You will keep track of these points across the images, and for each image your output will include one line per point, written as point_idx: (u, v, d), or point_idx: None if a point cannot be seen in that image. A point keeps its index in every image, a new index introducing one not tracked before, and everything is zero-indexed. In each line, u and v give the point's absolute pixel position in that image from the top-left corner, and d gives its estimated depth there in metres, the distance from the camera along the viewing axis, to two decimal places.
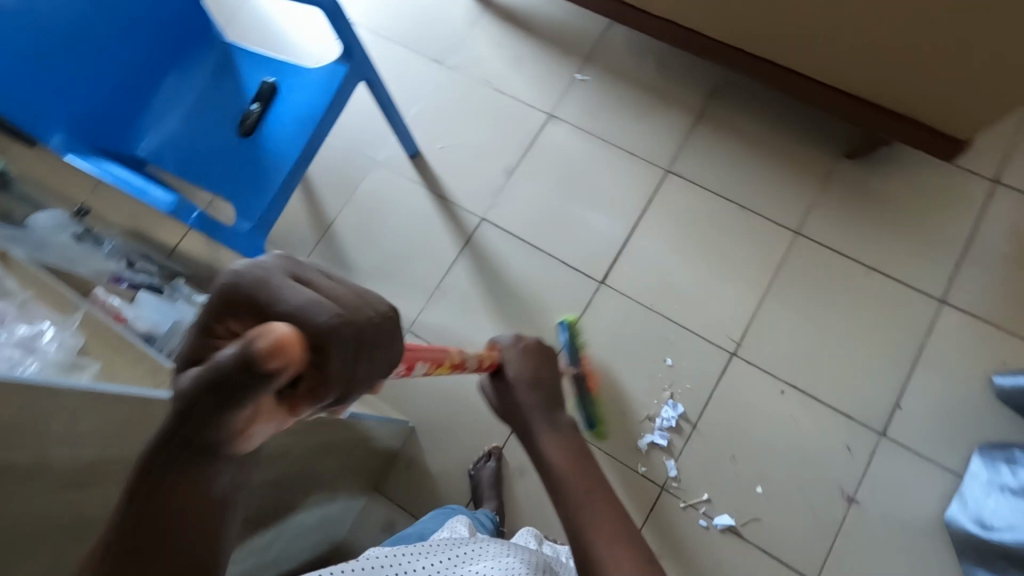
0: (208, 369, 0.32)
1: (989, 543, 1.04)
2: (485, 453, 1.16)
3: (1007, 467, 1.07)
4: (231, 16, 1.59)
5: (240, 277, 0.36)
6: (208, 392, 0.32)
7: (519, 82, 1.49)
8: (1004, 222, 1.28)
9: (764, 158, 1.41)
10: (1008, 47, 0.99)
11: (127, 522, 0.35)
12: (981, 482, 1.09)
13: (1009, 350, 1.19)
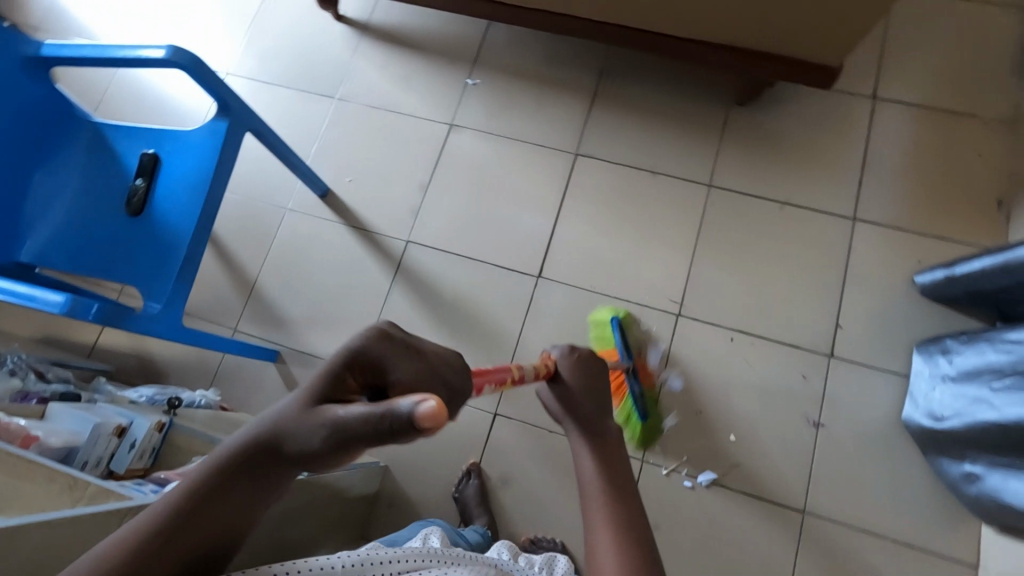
0: (375, 413, 0.46)
1: (945, 433, 1.06)
2: (467, 473, 1.25)
3: (944, 358, 1.11)
4: (98, 94, 1.48)
5: (373, 348, 0.55)
6: (369, 428, 0.47)
7: (414, 100, 1.53)
8: (890, 134, 1.39)
9: (661, 121, 1.45)
10: None
11: (219, 501, 0.49)
12: (926, 378, 1.13)
13: (917, 248, 1.31)
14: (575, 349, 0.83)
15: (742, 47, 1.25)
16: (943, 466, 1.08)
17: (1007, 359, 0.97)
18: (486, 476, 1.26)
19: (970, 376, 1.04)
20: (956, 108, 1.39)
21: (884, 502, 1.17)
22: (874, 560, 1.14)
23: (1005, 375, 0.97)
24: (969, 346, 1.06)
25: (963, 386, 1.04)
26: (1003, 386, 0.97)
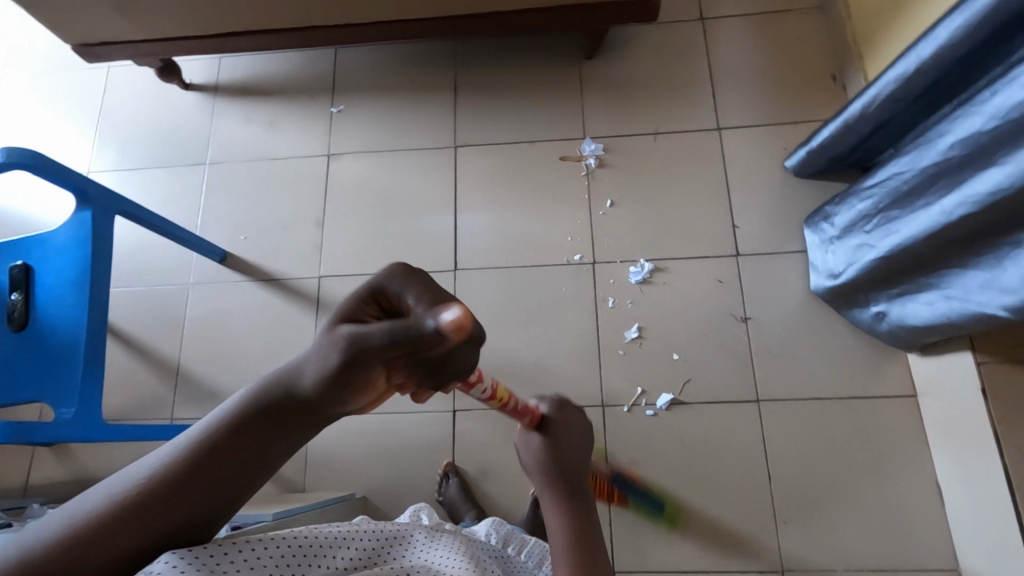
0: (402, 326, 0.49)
1: (845, 287, 1.15)
2: (445, 474, 1.25)
3: (827, 222, 1.21)
4: None
5: (392, 283, 0.53)
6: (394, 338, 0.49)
7: (287, 142, 1.54)
8: (726, 46, 1.51)
9: (524, 92, 1.51)
10: None
11: (195, 470, 0.49)
12: (819, 245, 1.22)
13: (780, 137, 1.42)
14: (564, 402, 0.75)
15: (569, 4, 1.33)
16: (857, 316, 1.17)
17: (869, 203, 1.07)
18: (464, 471, 1.27)
19: (849, 230, 1.13)
20: (773, 8, 1.52)
21: (823, 366, 1.25)
22: (832, 420, 1.23)
23: (872, 218, 1.06)
24: (842, 203, 1.16)
25: (847, 240, 1.14)
26: (873, 227, 1.06)
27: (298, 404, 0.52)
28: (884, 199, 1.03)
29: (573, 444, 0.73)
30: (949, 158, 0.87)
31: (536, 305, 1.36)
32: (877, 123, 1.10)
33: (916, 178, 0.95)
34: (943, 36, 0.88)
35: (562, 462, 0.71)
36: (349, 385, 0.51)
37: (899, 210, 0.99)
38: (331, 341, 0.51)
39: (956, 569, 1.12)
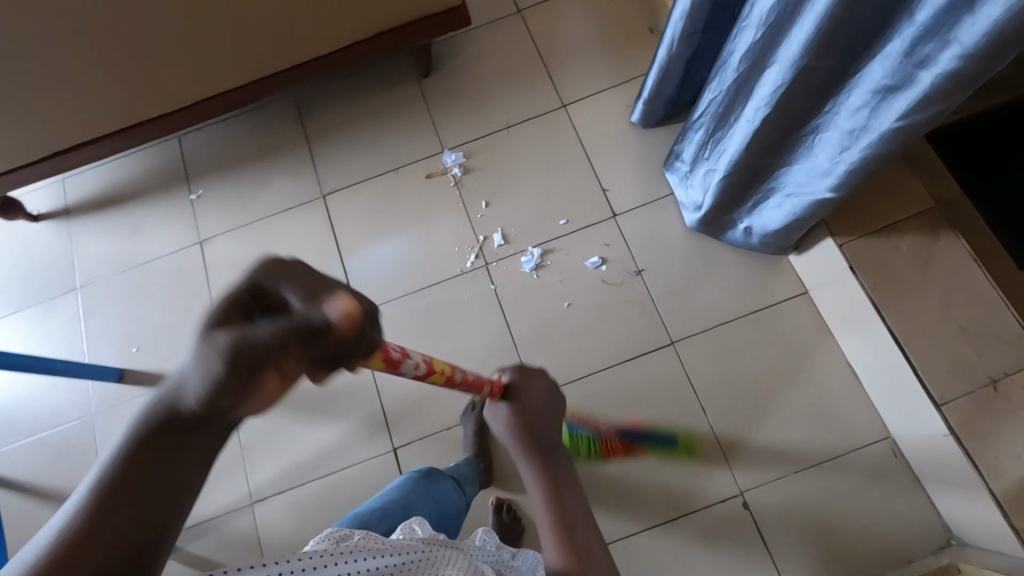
0: (288, 321, 0.48)
1: (712, 213, 1.20)
2: (472, 404, 1.28)
3: (678, 160, 1.27)
4: None
5: (266, 278, 0.51)
6: (281, 335, 0.48)
7: (155, 242, 1.50)
8: (548, 28, 1.57)
9: (374, 125, 1.54)
10: None
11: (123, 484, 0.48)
12: (680, 182, 1.28)
13: (621, 97, 1.49)
14: (524, 368, 0.88)
15: (383, 31, 1.37)
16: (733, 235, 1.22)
17: (702, 132, 1.12)
18: (484, 407, 1.29)
19: (695, 160, 1.19)
20: None
21: (720, 291, 1.32)
22: (742, 338, 1.29)
23: (707, 144, 1.12)
24: (681, 139, 1.22)
25: (698, 170, 1.19)
26: (711, 150, 1.12)
27: (192, 419, 0.51)
28: (708, 124, 1.09)
29: (538, 401, 0.84)
30: (738, 72, 0.93)
31: (445, 322, 1.37)
32: (686, 57, 1.17)
33: (723, 97, 1.01)
34: None
35: (530, 420, 0.82)
36: (230, 397, 0.50)
37: (724, 130, 1.06)
38: (211, 348, 0.48)
39: (889, 435, 1.19)
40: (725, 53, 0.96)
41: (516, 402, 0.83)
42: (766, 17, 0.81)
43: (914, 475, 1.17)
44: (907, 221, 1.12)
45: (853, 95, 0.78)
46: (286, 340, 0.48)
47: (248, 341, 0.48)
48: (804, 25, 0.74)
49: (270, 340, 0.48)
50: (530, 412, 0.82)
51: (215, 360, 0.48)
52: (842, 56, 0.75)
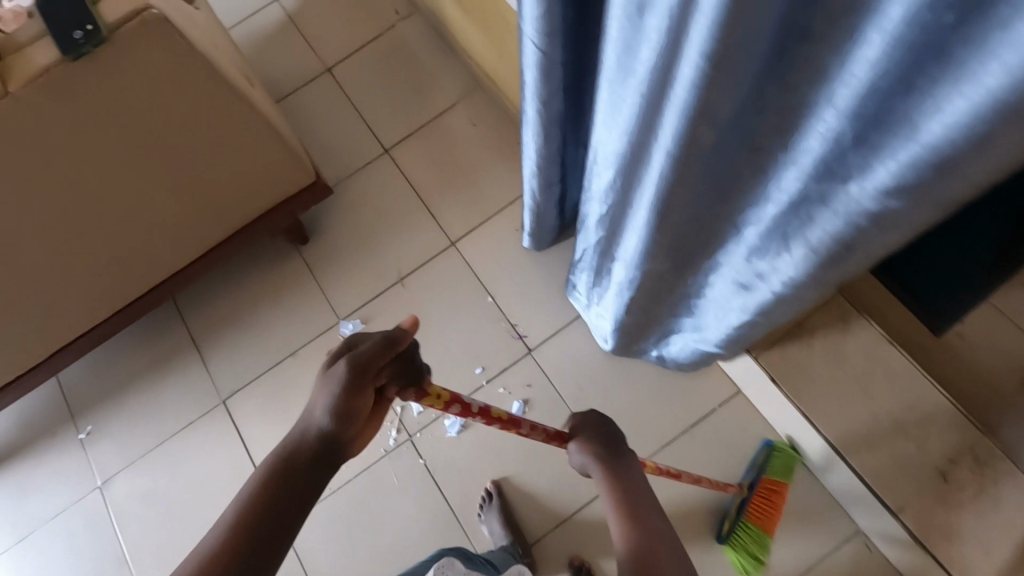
0: (388, 338, 0.60)
1: (620, 349, 1.10)
2: (487, 492, 1.23)
3: (573, 288, 1.17)
4: None
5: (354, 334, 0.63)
6: (390, 348, 0.59)
7: (51, 497, 1.35)
8: (418, 163, 1.51)
9: (262, 308, 1.43)
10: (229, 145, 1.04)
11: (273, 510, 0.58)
12: (583, 307, 1.18)
13: (509, 221, 1.44)
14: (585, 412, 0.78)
15: (243, 225, 1.24)
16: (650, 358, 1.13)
17: (586, 274, 1.04)
18: (504, 498, 1.23)
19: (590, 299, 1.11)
20: (440, 108, 1.54)
21: (654, 409, 1.26)
22: (690, 456, 1.22)
23: (595, 288, 1.05)
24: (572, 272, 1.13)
25: (591, 302, 1.10)
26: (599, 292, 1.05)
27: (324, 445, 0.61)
28: (588, 268, 1.02)
29: (602, 445, 0.74)
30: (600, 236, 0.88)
31: (382, 514, 1.26)
32: (553, 198, 1.11)
33: (593, 253, 0.94)
34: (530, 135, 0.89)
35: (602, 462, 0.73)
36: (340, 420, 0.59)
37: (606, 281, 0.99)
38: (329, 378, 0.59)
39: (859, 528, 1.15)
40: (584, 215, 0.90)
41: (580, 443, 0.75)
42: (607, 195, 0.77)
43: (891, 565, 1.12)
44: (813, 316, 1.08)
45: (709, 281, 0.74)
46: (391, 356, 0.60)
47: (357, 358, 0.58)
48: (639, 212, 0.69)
49: (376, 348, 0.59)
50: (597, 450, 0.74)
51: (335, 387, 0.58)
52: (683, 253, 0.71)
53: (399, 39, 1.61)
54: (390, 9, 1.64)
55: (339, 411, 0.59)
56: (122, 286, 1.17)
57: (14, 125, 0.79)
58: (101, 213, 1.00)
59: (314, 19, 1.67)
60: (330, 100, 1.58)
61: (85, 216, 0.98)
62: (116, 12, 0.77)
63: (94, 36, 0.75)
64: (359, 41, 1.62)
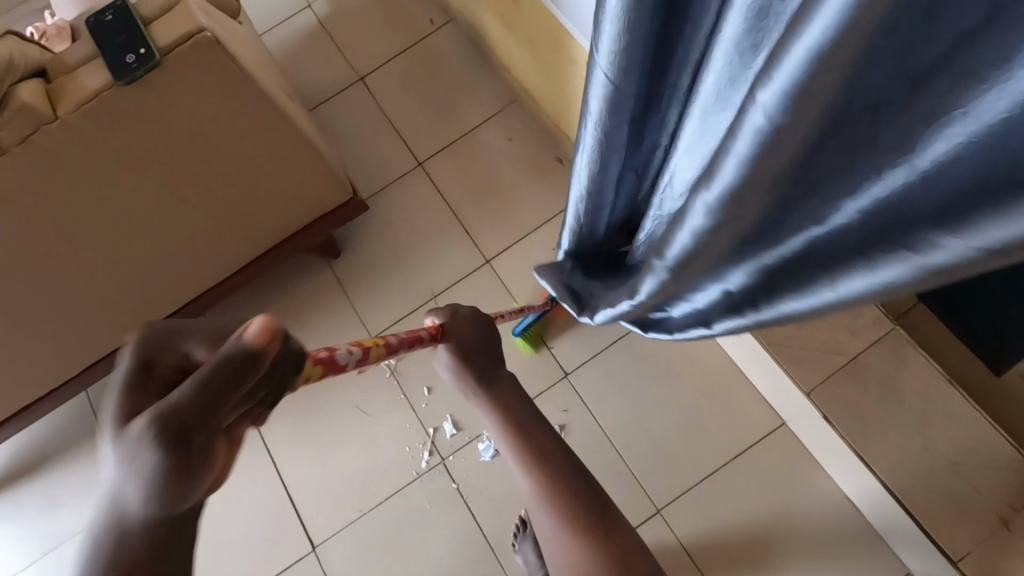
0: (222, 364, 0.39)
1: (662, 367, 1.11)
2: (521, 520, 1.21)
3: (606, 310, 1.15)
4: None
5: (150, 347, 0.42)
6: (226, 376, 0.39)
7: (77, 512, 1.33)
8: (452, 178, 1.48)
9: (293, 324, 1.40)
10: (272, 166, 1.02)
11: None
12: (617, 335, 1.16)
13: (545, 240, 1.41)
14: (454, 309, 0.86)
15: (277, 242, 1.21)
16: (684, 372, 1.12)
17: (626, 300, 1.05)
18: None
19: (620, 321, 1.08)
20: (475, 121, 1.51)
21: (696, 439, 1.22)
22: (731, 489, 1.19)
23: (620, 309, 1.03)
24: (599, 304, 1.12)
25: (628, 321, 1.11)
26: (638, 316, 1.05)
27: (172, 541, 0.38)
28: (618, 283, 1.00)
29: (467, 335, 0.83)
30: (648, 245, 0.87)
31: (413, 539, 1.24)
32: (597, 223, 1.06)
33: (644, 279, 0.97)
34: (584, 160, 0.85)
35: (464, 350, 0.82)
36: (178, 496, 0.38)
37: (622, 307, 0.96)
38: (130, 457, 0.36)
39: (909, 571, 1.10)
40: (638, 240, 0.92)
41: (449, 341, 0.81)
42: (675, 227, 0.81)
43: None
44: (869, 352, 1.04)
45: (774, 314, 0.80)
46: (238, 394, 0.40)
47: (176, 415, 0.37)
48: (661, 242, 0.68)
49: (196, 396, 0.38)
50: (464, 340, 0.82)
51: (148, 461, 0.36)
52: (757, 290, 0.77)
53: (434, 49, 1.58)
54: (425, 18, 1.61)
55: (169, 493, 0.37)
56: (155, 304, 1.14)
57: (61, 150, 0.77)
58: (141, 234, 0.97)
59: (348, 26, 1.64)
60: (363, 110, 1.56)
61: (126, 237, 0.96)
62: (168, 36, 0.74)
63: (146, 61, 0.73)
64: (393, 51, 1.59)
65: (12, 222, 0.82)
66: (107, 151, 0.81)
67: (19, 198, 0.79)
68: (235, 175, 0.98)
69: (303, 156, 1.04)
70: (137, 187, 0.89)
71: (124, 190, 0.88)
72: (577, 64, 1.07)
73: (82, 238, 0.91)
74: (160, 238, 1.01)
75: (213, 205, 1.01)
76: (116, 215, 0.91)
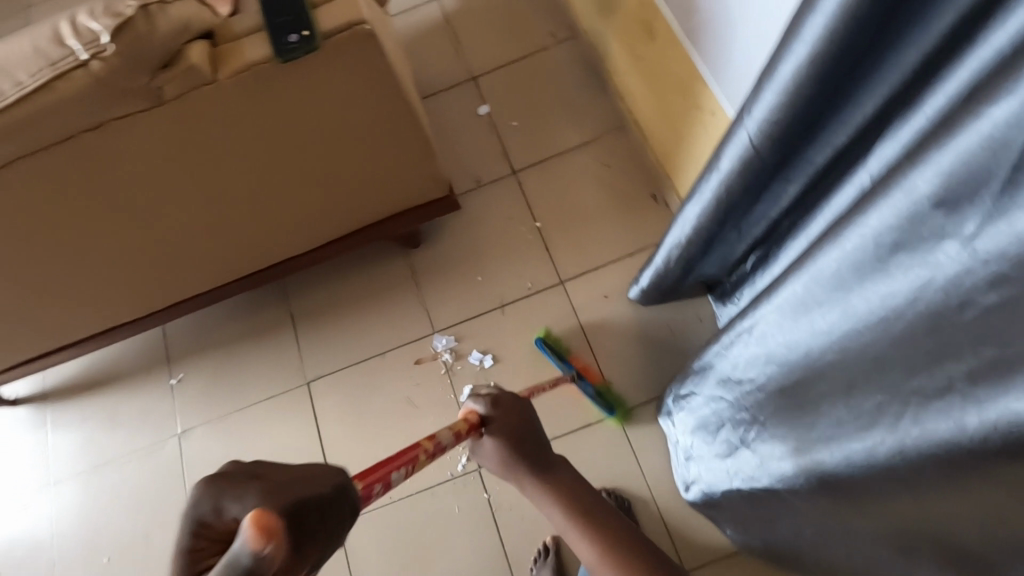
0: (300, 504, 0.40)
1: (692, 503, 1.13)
2: (544, 547, 1.21)
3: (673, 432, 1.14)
4: None
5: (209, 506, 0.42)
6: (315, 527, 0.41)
7: (130, 437, 1.41)
8: (543, 194, 1.48)
9: (362, 303, 1.44)
10: (388, 157, 1.05)
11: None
12: (677, 464, 1.14)
13: (622, 273, 1.39)
14: (493, 398, 0.78)
15: (369, 224, 1.23)
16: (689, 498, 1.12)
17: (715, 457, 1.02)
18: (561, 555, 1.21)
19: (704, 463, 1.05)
20: (576, 142, 1.51)
21: None
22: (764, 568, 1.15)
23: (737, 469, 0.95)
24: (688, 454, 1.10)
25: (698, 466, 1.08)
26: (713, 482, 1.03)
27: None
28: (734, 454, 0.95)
29: (509, 423, 0.76)
30: (761, 451, 0.87)
31: (433, 536, 1.25)
32: (685, 262, 1.05)
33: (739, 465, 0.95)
34: (697, 206, 0.88)
35: (511, 441, 0.75)
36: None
37: (750, 467, 0.92)
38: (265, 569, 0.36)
39: None
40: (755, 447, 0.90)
41: (490, 430, 0.75)
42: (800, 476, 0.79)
43: None
44: None
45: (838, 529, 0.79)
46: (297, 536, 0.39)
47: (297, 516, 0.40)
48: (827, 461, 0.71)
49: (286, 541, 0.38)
50: (508, 434, 0.75)
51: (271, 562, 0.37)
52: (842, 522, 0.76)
53: (550, 63, 1.59)
54: (548, 31, 1.62)
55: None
56: (245, 263, 1.19)
57: (210, 110, 0.81)
58: (256, 198, 1.02)
59: (471, 26, 1.67)
60: (470, 109, 1.58)
61: (241, 197, 1.01)
62: (331, 23, 0.78)
63: (307, 43, 0.77)
64: (511, 57, 1.61)
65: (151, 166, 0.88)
66: (248, 118, 0.85)
67: (162, 146, 0.85)
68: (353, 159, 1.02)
69: (419, 154, 1.07)
70: (265, 155, 0.94)
71: (253, 155, 0.93)
72: (703, 113, 1.06)
73: (204, 192, 0.97)
74: (271, 204, 1.05)
75: (326, 182, 1.05)
76: (239, 176, 0.96)
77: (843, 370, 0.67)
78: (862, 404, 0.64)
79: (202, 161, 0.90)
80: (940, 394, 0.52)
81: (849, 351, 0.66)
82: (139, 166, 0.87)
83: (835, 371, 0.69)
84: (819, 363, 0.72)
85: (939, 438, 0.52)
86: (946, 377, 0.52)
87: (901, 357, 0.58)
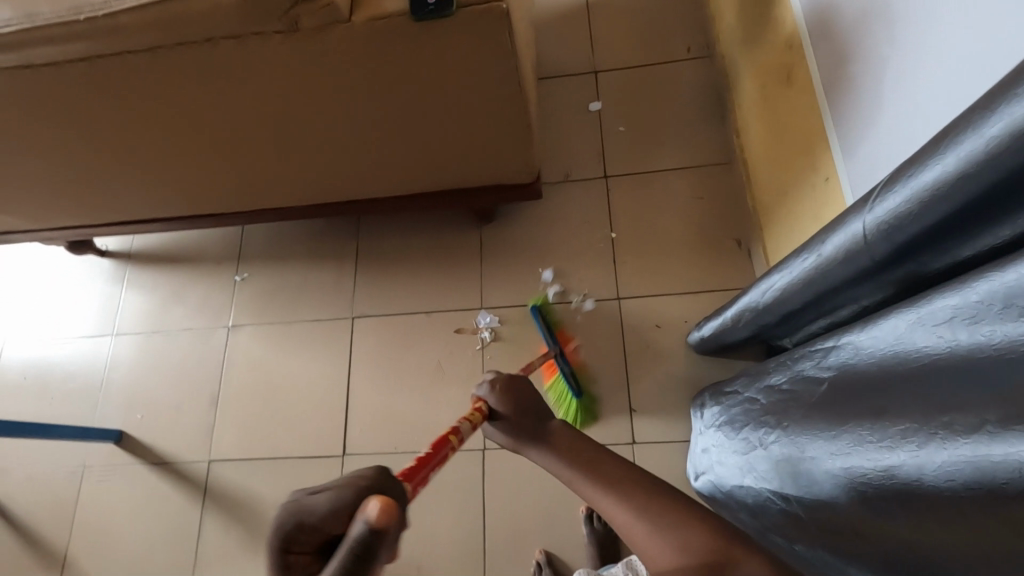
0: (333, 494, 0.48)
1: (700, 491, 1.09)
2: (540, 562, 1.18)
3: (707, 420, 1.10)
4: None
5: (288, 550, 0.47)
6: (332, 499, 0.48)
7: (187, 316, 1.52)
8: (626, 205, 1.45)
9: (423, 258, 1.48)
10: (488, 132, 1.06)
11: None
12: (699, 452, 1.10)
13: (681, 308, 1.36)
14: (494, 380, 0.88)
15: (451, 189, 1.25)
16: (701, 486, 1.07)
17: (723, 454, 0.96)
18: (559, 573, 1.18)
19: (712, 460, 1.01)
20: (676, 163, 1.46)
21: None
22: None
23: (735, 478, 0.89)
24: (708, 447, 1.05)
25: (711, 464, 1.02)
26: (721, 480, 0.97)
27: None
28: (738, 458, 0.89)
29: (519, 398, 0.85)
30: (761, 465, 0.80)
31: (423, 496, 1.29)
32: (755, 326, 1.02)
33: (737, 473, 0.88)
34: (785, 276, 0.86)
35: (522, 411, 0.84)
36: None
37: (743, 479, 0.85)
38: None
39: None
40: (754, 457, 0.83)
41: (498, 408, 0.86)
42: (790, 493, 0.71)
43: None
44: None
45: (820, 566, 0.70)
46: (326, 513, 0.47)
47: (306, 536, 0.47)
48: (815, 477, 0.65)
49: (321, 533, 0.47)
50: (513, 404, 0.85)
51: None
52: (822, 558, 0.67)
53: (675, 78, 1.54)
54: (684, 44, 1.57)
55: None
56: (329, 192, 1.24)
57: (337, 46, 0.84)
58: (354, 136, 1.06)
59: (609, 19, 1.63)
60: (581, 102, 1.56)
61: (342, 132, 1.05)
62: None
63: (442, 8, 0.78)
64: (637, 61, 1.57)
65: (269, 83, 0.92)
66: (370, 63, 0.88)
67: (285, 67, 0.89)
68: (454, 126, 1.04)
69: (518, 136, 1.08)
70: (374, 100, 0.96)
71: (364, 97, 0.96)
72: (816, 176, 1.00)
73: (311, 119, 1.01)
74: (366, 146, 1.09)
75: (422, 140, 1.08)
76: (346, 113, 1.00)
77: (879, 401, 0.59)
78: (877, 422, 0.57)
79: (316, 90, 0.94)
80: (966, 431, 0.45)
81: (893, 392, 0.58)
82: (260, 79, 0.92)
83: (869, 401, 0.62)
84: (852, 396, 0.64)
85: (958, 472, 0.44)
86: (977, 410, 0.45)
87: (947, 390, 0.50)
